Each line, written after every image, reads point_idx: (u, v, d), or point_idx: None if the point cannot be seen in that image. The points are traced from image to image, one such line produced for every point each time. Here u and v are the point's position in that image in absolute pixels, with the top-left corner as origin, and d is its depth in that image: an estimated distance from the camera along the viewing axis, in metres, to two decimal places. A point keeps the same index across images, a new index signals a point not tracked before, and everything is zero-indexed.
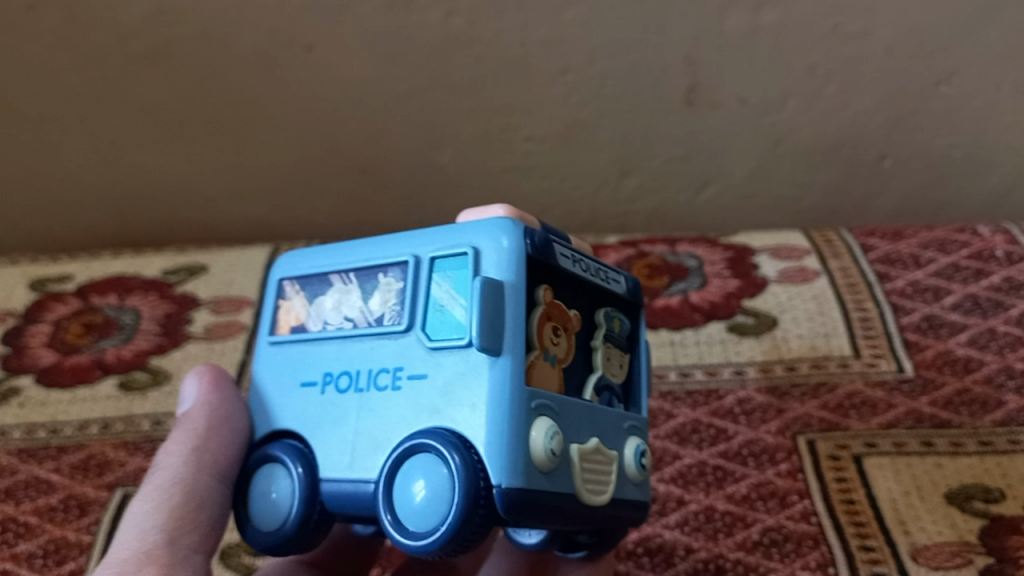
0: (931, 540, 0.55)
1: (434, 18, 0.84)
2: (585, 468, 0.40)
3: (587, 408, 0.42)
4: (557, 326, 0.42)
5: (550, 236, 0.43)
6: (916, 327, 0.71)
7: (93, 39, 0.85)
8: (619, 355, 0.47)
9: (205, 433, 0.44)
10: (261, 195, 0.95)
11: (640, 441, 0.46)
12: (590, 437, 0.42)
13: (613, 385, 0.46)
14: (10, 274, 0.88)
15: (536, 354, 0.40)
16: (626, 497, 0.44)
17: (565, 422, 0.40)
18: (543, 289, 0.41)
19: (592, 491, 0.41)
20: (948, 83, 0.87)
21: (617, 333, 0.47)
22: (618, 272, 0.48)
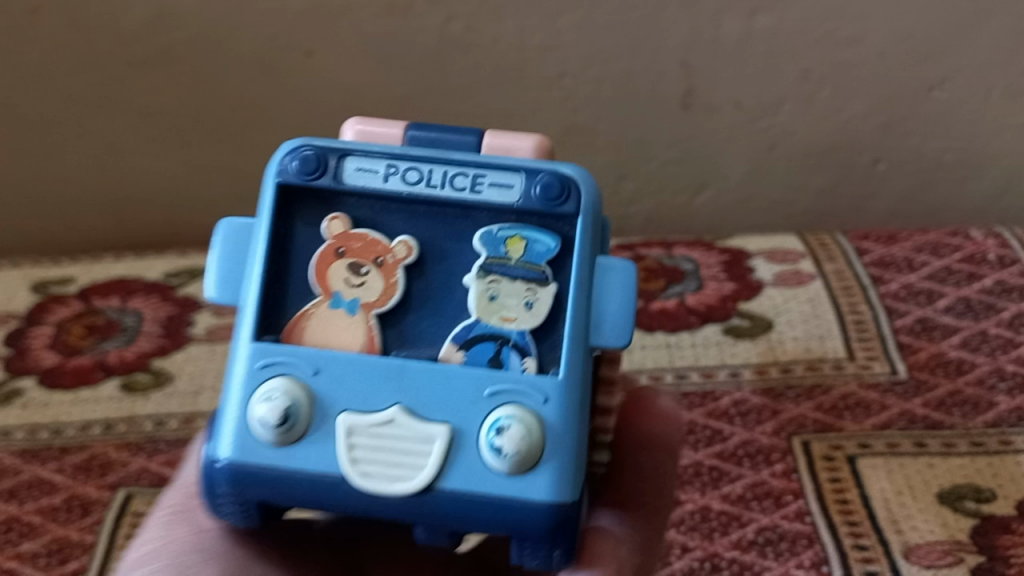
0: (922, 539, 0.56)
1: (432, 23, 0.85)
2: (362, 446, 0.38)
3: (392, 368, 0.39)
4: (360, 262, 0.41)
5: (342, 152, 0.41)
6: (909, 330, 0.72)
7: (98, 43, 0.86)
8: (519, 291, 0.40)
9: None
10: (260, 199, 0.96)
11: (498, 417, 0.38)
12: (387, 408, 0.39)
13: (499, 331, 0.40)
14: (11, 276, 0.89)
15: (319, 301, 0.41)
16: (480, 488, 0.38)
17: (341, 390, 0.39)
18: (332, 218, 0.41)
19: (380, 476, 0.38)
20: (940, 88, 0.89)
21: (509, 261, 0.41)
22: (508, 170, 0.41)
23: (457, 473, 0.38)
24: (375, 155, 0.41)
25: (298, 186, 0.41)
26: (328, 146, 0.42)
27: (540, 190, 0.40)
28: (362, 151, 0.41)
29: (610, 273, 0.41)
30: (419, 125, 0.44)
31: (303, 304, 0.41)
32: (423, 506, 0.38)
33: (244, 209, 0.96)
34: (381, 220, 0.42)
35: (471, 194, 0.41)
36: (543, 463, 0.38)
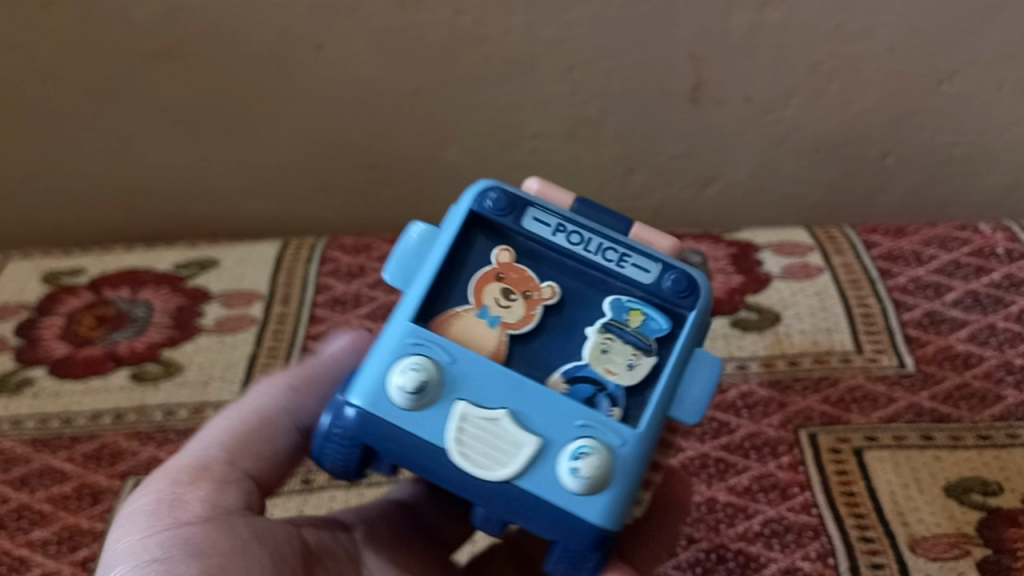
0: (929, 532, 0.56)
1: (441, 17, 0.84)
2: (472, 430, 0.43)
3: (513, 379, 0.44)
4: (511, 290, 0.47)
5: (526, 202, 0.49)
6: (917, 323, 0.71)
7: (105, 37, 0.86)
8: (626, 352, 0.46)
9: (302, 380, 0.52)
10: (272, 189, 0.97)
11: (586, 442, 0.43)
12: (499, 409, 0.44)
13: (602, 379, 0.46)
14: (24, 267, 0.90)
15: (468, 308, 0.47)
16: (550, 497, 0.42)
17: (468, 383, 0.44)
18: (501, 250, 0.48)
19: (480, 461, 0.42)
20: (950, 82, 0.88)
21: (626, 326, 0.47)
22: (649, 258, 0.48)
23: (533, 480, 0.42)
24: (551, 211, 0.49)
25: (488, 219, 0.49)
26: (517, 193, 0.49)
27: (670, 283, 0.47)
28: (541, 207, 0.49)
29: (703, 364, 0.47)
30: (584, 202, 0.51)
31: (455, 307, 0.47)
32: (499, 496, 0.42)
33: (256, 200, 0.98)
34: (536, 260, 0.48)
35: (615, 266, 0.48)
36: (610, 489, 0.43)
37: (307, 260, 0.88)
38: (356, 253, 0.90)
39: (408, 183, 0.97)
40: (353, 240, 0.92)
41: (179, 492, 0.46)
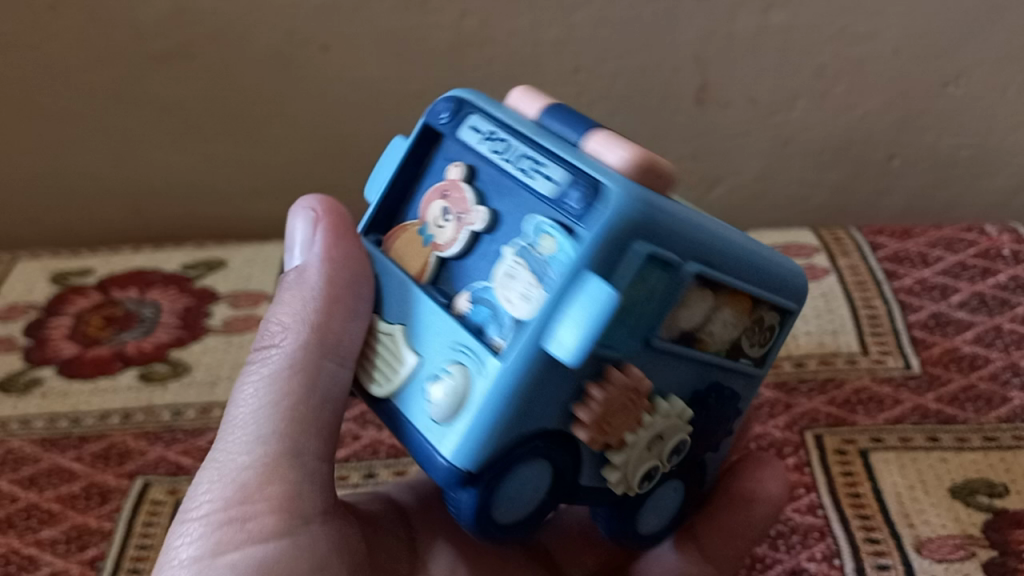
0: (934, 533, 0.56)
1: (446, 18, 0.85)
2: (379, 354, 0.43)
3: (410, 295, 0.42)
4: (448, 212, 0.43)
5: (472, 108, 0.43)
6: (923, 325, 0.72)
7: (114, 38, 0.87)
8: (525, 281, 0.37)
9: (320, 305, 0.44)
10: (276, 192, 0.97)
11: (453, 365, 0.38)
12: (397, 323, 0.43)
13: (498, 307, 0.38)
14: (32, 267, 0.90)
15: (417, 229, 0.45)
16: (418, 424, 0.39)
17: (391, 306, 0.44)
18: (454, 164, 0.44)
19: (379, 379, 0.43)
20: (956, 84, 0.89)
21: (535, 250, 0.37)
22: (561, 162, 0.38)
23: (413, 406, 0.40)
24: (491, 118, 0.42)
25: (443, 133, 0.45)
26: (468, 100, 0.44)
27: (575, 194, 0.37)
28: (483, 112, 0.43)
29: (582, 296, 0.35)
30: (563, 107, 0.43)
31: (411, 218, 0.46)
32: (386, 411, 0.42)
33: (261, 202, 0.98)
34: (480, 176, 0.42)
35: (528, 175, 0.39)
36: (466, 431, 0.37)
37: None
38: None
39: None
40: None
41: (252, 517, 0.41)
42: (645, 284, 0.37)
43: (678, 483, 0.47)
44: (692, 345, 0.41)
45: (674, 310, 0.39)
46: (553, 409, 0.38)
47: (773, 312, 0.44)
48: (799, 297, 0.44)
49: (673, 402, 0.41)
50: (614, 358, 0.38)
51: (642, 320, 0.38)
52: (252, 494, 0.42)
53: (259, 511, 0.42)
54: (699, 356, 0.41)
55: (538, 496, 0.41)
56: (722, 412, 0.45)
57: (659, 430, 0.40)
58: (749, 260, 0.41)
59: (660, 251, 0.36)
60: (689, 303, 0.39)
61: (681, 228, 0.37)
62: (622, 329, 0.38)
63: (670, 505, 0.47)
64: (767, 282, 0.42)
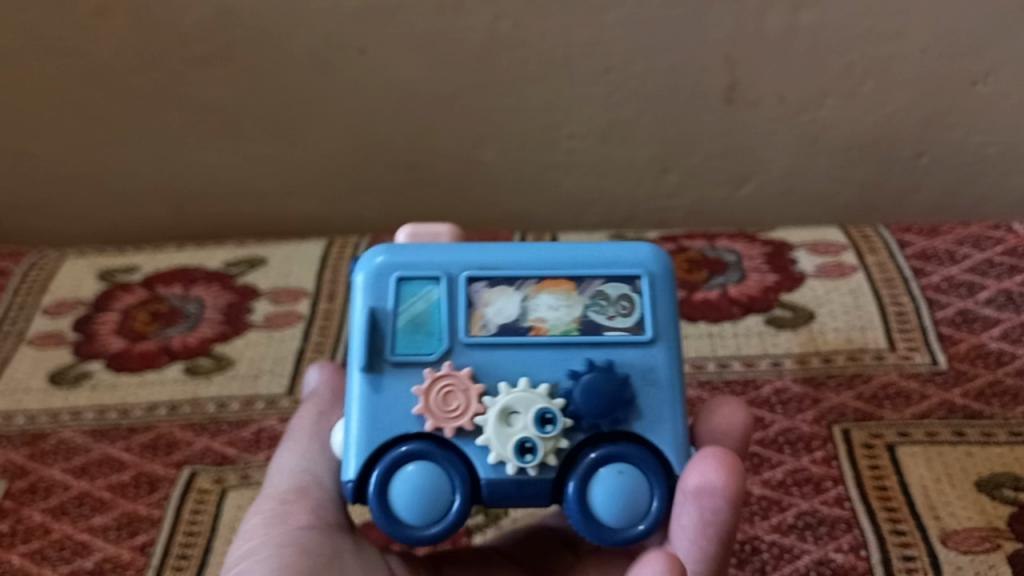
0: (960, 525, 0.57)
1: (480, 21, 0.87)
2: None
3: None
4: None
5: None
6: (950, 322, 0.73)
7: (160, 42, 0.90)
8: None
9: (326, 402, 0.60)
10: (313, 190, 0.99)
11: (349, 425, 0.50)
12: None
13: None
14: (79, 264, 0.93)
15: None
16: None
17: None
18: None
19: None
20: (984, 82, 0.89)
21: None
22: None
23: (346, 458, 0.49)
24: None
25: None
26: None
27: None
28: None
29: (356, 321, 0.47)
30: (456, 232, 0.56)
31: None
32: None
33: (298, 201, 1.00)
34: None
35: None
36: (349, 454, 0.46)
37: (352, 258, 0.91)
38: None
39: (445, 185, 0.98)
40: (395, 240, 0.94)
41: (293, 511, 0.50)
42: (418, 297, 0.47)
43: (622, 465, 0.45)
44: (524, 334, 0.47)
45: (480, 312, 0.47)
46: (403, 418, 0.46)
47: (616, 284, 0.47)
48: (648, 264, 0.48)
49: (527, 385, 0.45)
50: (431, 362, 0.46)
51: (438, 325, 0.47)
52: (292, 499, 0.51)
53: (297, 510, 0.50)
54: (539, 341, 0.46)
55: (452, 495, 0.45)
56: (614, 387, 0.45)
57: (506, 403, 0.45)
58: (554, 253, 0.48)
59: (412, 272, 0.47)
60: (492, 305, 0.47)
61: (445, 254, 0.48)
62: (428, 340, 0.47)
63: (629, 491, 0.45)
64: (592, 261, 0.48)
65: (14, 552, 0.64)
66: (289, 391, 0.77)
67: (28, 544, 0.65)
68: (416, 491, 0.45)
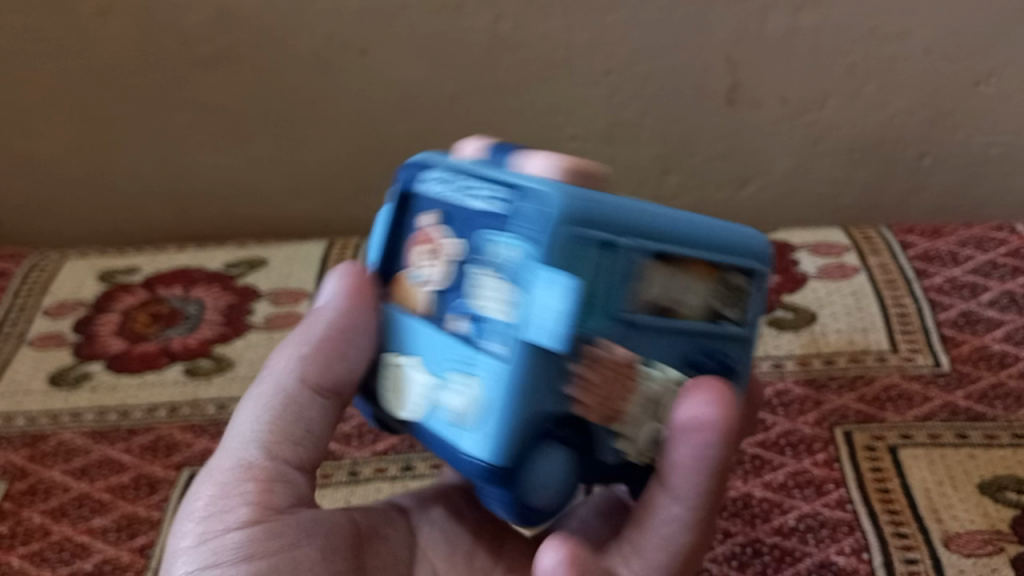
0: (963, 528, 0.57)
1: (481, 22, 0.87)
2: (387, 385, 0.44)
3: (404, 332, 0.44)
4: (422, 250, 0.43)
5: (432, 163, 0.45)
6: (953, 323, 0.72)
7: (161, 44, 0.90)
8: (495, 288, 0.38)
9: (315, 340, 0.45)
10: (315, 192, 0.99)
11: (445, 390, 0.39)
12: (404, 357, 0.43)
13: (474, 319, 0.39)
14: (80, 266, 0.93)
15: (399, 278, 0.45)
16: (452, 441, 0.39)
17: (391, 346, 0.44)
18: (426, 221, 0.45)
19: (395, 406, 0.43)
20: (987, 83, 0.89)
21: (488, 267, 0.39)
22: (505, 183, 0.39)
23: (433, 421, 0.40)
24: (446, 166, 0.43)
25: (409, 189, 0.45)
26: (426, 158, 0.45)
27: (502, 203, 0.38)
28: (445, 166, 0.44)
29: (536, 278, 0.36)
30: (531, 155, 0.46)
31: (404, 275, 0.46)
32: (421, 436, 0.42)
33: (299, 202, 1.00)
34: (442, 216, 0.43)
35: (471, 207, 0.40)
36: (481, 430, 0.37)
37: (352, 259, 0.91)
38: None
39: None
40: None
41: (231, 500, 0.41)
42: (601, 262, 0.37)
43: None
44: (670, 318, 0.40)
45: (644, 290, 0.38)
46: (552, 405, 0.37)
47: (753, 277, 0.43)
48: (762, 260, 0.43)
49: (663, 373, 0.41)
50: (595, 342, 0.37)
51: (608, 301, 0.37)
52: (240, 480, 0.41)
53: (234, 497, 0.41)
54: (678, 327, 0.40)
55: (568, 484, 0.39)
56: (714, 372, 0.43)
57: (653, 396, 0.40)
58: (705, 228, 0.40)
59: (603, 229, 0.36)
60: (657, 282, 0.39)
61: (620, 205, 0.37)
62: (596, 315, 0.37)
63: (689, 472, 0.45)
64: (725, 246, 0.41)
65: (13, 554, 0.64)
66: None
67: (28, 545, 0.65)
68: (553, 480, 0.39)
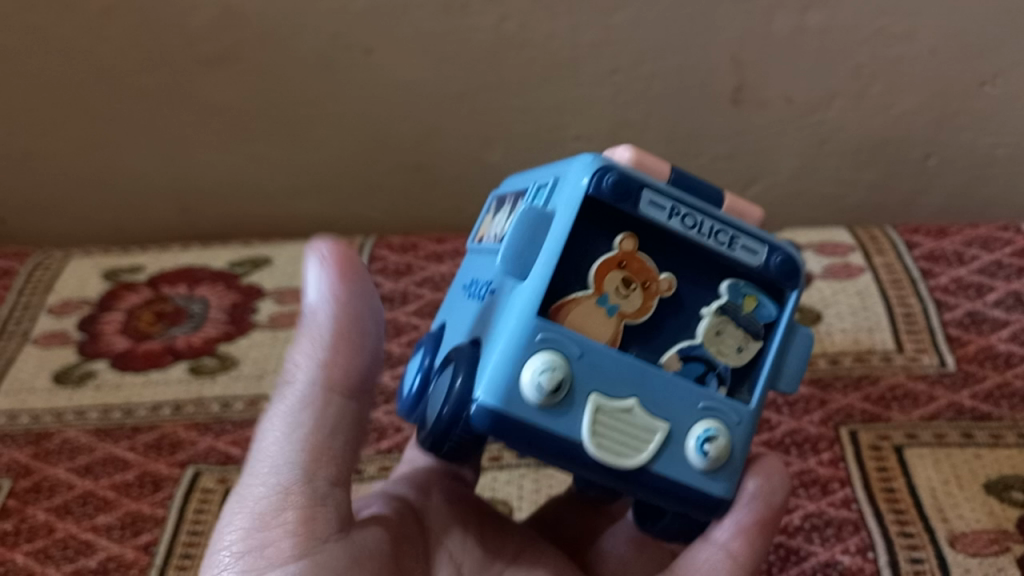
0: (968, 528, 0.57)
1: (487, 22, 0.87)
2: (604, 425, 0.38)
3: (633, 363, 0.39)
4: (632, 280, 0.40)
5: (643, 180, 0.40)
6: (958, 323, 0.72)
7: (167, 43, 0.90)
8: (740, 337, 0.42)
9: (331, 347, 0.42)
10: (320, 191, 0.99)
11: (713, 426, 0.40)
12: (627, 397, 0.39)
13: (714, 359, 0.41)
14: (84, 264, 0.93)
15: (586, 295, 0.40)
16: (679, 484, 0.40)
17: (596, 373, 0.39)
18: (624, 239, 0.40)
19: (614, 453, 0.38)
20: (992, 84, 0.89)
21: (745, 312, 0.42)
22: (760, 241, 0.41)
23: (667, 466, 0.39)
24: (665, 191, 0.40)
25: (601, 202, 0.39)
26: (632, 171, 0.40)
27: (777, 265, 0.42)
28: (656, 185, 0.40)
29: (801, 339, 0.44)
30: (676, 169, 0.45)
31: (573, 293, 0.40)
32: (634, 484, 0.39)
33: (304, 201, 1.00)
34: (651, 246, 0.41)
35: (728, 250, 0.41)
36: (729, 470, 0.41)
37: (356, 259, 0.91)
38: (403, 252, 0.92)
39: (452, 186, 0.98)
40: (400, 240, 0.94)
41: (279, 530, 0.40)
42: None
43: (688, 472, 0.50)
44: None
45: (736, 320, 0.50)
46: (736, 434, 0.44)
47: None
48: None
49: None
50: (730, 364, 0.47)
51: None
52: (280, 504, 0.41)
53: (281, 527, 0.40)
54: None
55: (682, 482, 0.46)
56: None
57: None
58: None
59: None
60: None
61: None
62: None
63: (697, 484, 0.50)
64: None
65: (18, 552, 0.64)
66: None
67: (32, 543, 0.65)
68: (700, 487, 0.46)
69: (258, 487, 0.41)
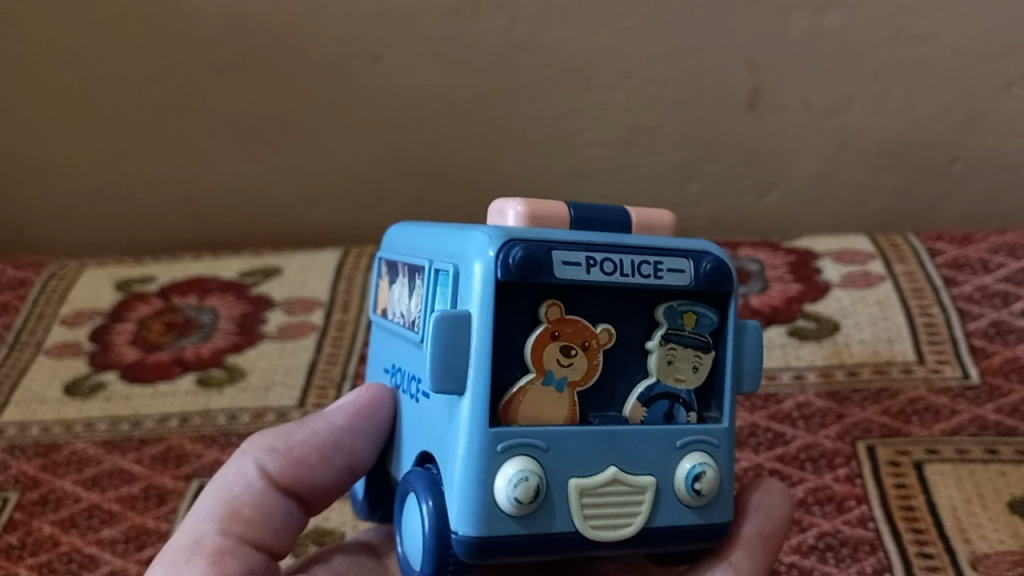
0: (991, 549, 0.54)
1: (498, 26, 0.87)
2: (592, 506, 0.37)
3: (602, 432, 0.38)
4: (569, 345, 0.38)
5: (547, 244, 0.37)
6: (984, 334, 0.69)
7: (178, 53, 0.91)
8: (690, 357, 0.40)
9: (300, 442, 0.45)
10: (332, 200, 0.97)
11: (700, 458, 0.39)
12: (606, 467, 0.38)
13: (673, 391, 0.40)
14: (98, 275, 0.93)
15: (530, 380, 0.38)
16: (685, 523, 0.39)
17: (564, 456, 0.37)
18: (548, 307, 0.38)
19: (609, 526, 0.37)
20: (1020, 84, 0.87)
21: (684, 331, 0.40)
22: (681, 255, 0.39)
23: (668, 515, 0.38)
24: (575, 244, 0.38)
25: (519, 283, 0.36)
26: (535, 237, 0.37)
27: (707, 272, 0.40)
28: (563, 243, 0.38)
29: (748, 332, 0.42)
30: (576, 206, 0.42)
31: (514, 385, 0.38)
32: (639, 544, 0.38)
33: (316, 210, 0.97)
34: (583, 303, 0.39)
35: (655, 280, 0.39)
36: (724, 492, 0.40)
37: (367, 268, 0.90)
38: None
39: (464, 193, 0.95)
40: None
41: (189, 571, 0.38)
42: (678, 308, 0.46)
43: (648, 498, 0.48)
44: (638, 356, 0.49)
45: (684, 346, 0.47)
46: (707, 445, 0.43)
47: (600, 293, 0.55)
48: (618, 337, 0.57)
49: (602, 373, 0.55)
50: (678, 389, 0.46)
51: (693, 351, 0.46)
52: (196, 552, 0.40)
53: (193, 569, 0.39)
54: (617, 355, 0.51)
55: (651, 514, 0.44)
56: None
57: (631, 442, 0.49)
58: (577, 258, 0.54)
59: None
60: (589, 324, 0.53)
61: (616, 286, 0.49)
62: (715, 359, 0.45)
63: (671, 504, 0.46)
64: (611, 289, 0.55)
65: (22, 565, 0.63)
66: (300, 403, 0.76)
67: (37, 557, 0.64)
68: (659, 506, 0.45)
69: (174, 542, 0.41)
